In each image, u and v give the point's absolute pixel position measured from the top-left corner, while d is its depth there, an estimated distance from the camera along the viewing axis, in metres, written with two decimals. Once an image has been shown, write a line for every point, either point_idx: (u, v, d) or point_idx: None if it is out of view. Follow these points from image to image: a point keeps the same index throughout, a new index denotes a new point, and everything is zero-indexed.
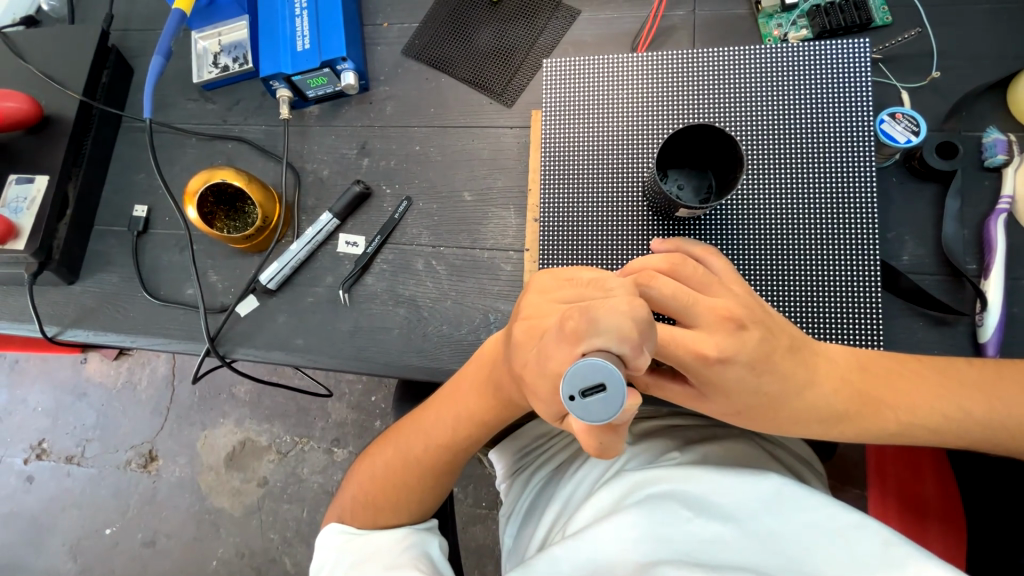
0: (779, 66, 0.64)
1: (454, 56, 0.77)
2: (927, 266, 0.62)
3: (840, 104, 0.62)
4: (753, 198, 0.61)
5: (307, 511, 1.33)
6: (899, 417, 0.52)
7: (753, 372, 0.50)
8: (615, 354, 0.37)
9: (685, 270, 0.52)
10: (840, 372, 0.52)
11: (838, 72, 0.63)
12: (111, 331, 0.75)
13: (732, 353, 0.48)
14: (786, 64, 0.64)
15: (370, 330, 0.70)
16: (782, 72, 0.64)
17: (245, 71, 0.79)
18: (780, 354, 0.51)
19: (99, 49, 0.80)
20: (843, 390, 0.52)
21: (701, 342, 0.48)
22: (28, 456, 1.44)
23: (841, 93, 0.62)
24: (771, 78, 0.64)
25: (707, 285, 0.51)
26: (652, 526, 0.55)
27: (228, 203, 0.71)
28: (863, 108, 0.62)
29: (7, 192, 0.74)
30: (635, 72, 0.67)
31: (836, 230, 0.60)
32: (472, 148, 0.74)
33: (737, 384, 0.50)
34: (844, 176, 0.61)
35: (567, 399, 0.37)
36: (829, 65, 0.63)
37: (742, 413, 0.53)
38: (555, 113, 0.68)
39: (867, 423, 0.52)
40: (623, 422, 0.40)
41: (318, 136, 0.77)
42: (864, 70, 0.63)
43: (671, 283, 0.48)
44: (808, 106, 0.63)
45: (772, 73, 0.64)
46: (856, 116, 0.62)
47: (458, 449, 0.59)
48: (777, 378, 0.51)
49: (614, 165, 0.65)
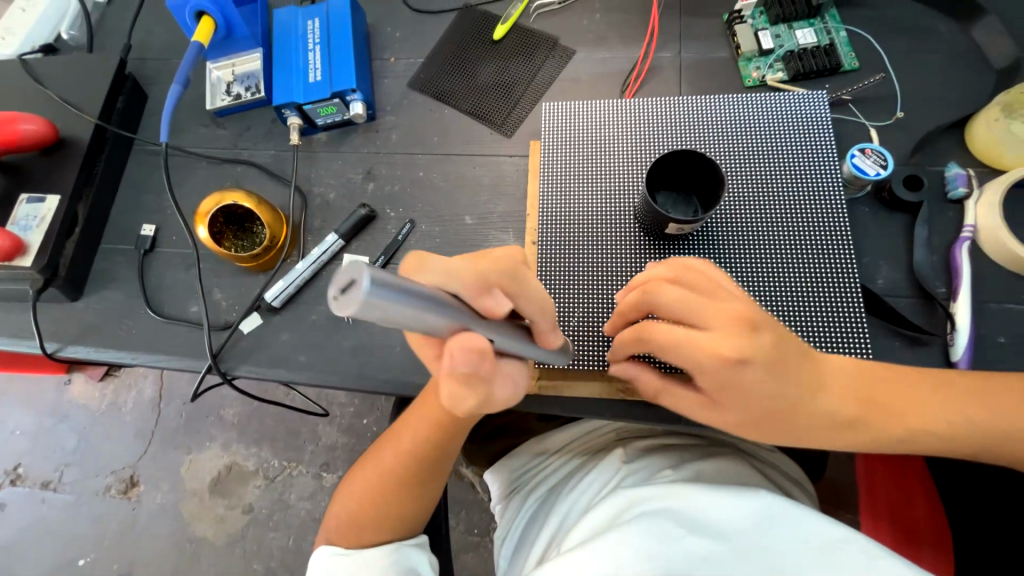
0: (751, 107, 0.70)
1: (456, 90, 0.82)
2: (902, 289, 0.65)
3: (809, 141, 0.68)
4: (737, 223, 0.65)
5: (293, 538, 1.30)
6: (906, 423, 0.53)
7: (772, 376, 0.50)
8: (449, 291, 0.36)
9: (690, 278, 0.53)
10: (846, 380, 0.53)
11: (804, 112, 0.69)
12: (111, 349, 0.76)
13: (752, 354, 0.48)
14: (757, 105, 0.70)
15: (371, 348, 0.71)
16: (754, 112, 0.70)
17: (257, 100, 0.83)
18: (795, 359, 0.51)
19: (116, 77, 0.84)
20: (850, 398, 0.53)
21: (716, 344, 0.48)
22: (3, 481, 1.40)
23: (809, 133, 0.68)
24: (745, 117, 0.70)
25: (719, 289, 0.51)
26: (648, 543, 0.55)
27: (237, 224, 0.74)
28: (829, 143, 0.68)
29: (16, 210, 0.75)
30: (623, 111, 0.73)
31: (815, 251, 0.64)
32: (473, 174, 0.78)
33: (756, 391, 0.50)
34: (819, 204, 0.65)
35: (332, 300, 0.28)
36: (795, 107, 0.70)
37: (761, 423, 0.53)
38: (550, 148, 0.73)
39: (879, 428, 0.53)
40: (474, 371, 0.38)
41: (325, 161, 0.81)
42: (825, 114, 0.69)
43: (677, 291, 0.51)
44: (780, 143, 0.68)
45: (746, 113, 0.70)
46: (823, 152, 0.67)
47: (438, 457, 0.61)
48: (794, 382, 0.51)
49: (605, 194, 0.70)
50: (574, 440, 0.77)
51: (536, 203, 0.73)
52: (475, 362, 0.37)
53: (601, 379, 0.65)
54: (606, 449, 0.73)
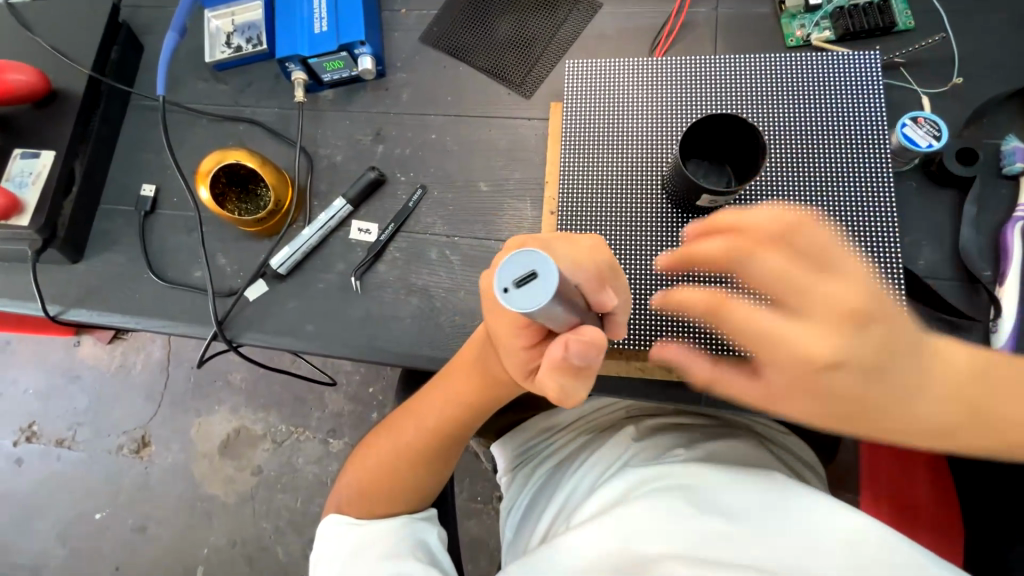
0: (797, 69, 0.64)
1: (472, 45, 0.76)
2: (943, 271, 0.62)
3: (857, 108, 0.63)
4: (773, 194, 0.61)
5: (301, 501, 1.33)
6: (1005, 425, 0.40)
7: (865, 384, 0.39)
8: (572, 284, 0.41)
9: (802, 236, 0.39)
10: (971, 375, 0.41)
11: (854, 77, 0.64)
12: (114, 313, 0.74)
13: (851, 356, 0.38)
14: (803, 67, 0.64)
15: (380, 319, 0.69)
16: (799, 75, 0.64)
17: (259, 52, 0.78)
18: (905, 361, 0.40)
19: (110, 24, 0.79)
20: (981, 408, 0.41)
21: (811, 343, 0.39)
22: (17, 439, 1.42)
23: (857, 96, 0.63)
24: (789, 80, 0.64)
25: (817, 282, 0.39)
26: (658, 522, 0.54)
27: (240, 185, 0.71)
28: (878, 112, 0.62)
29: (11, 166, 0.72)
30: (654, 72, 0.67)
31: (855, 229, 0.60)
32: (489, 138, 0.74)
33: (847, 395, 0.39)
34: (863, 176, 0.61)
35: (500, 291, 0.33)
36: (845, 70, 0.64)
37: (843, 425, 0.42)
38: (573, 111, 0.68)
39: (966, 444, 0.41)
40: (586, 363, 0.41)
41: (332, 121, 0.76)
42: (876, 77, 0.64)
43: (784, 260, 0.39)
44: (825, 107, 0.63)
45: (790, 75, 0.65)
46: (872, 118, 0.62)
47: (451, 432, 0.60)
48: (897, 394, 0.40)
49: (633, 161, 0.65)
50: (584, 417, 0.75)
51: (558, 171, 0.69)
52: (591, 354, 0.41)
53: (621, 357, 0.64)
54: (616, 427, 0.72)
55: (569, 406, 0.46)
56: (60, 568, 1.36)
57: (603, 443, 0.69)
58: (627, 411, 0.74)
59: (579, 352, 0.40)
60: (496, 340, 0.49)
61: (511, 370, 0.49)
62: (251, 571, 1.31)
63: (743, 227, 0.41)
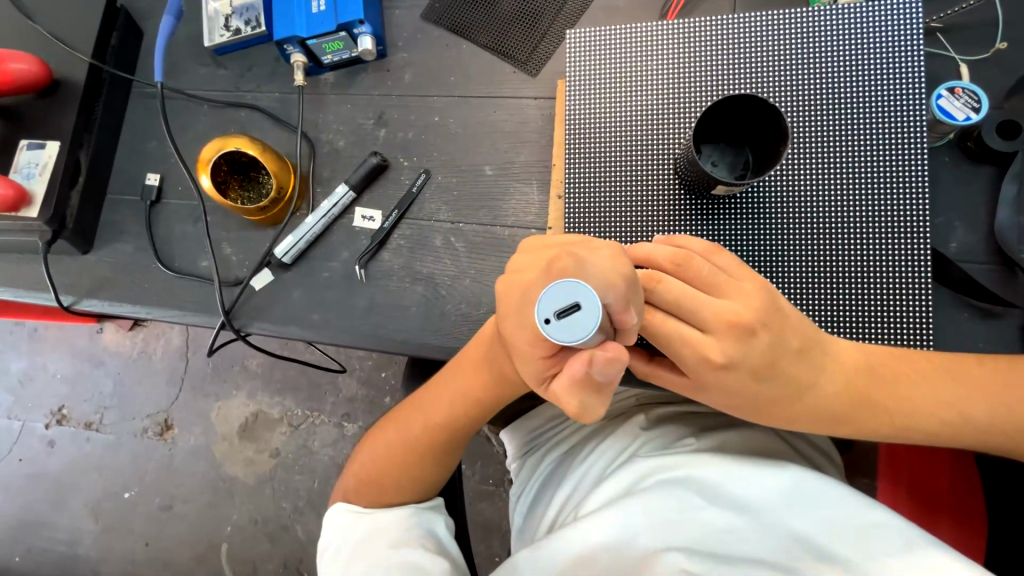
0: (823, 33, 0.59)
1: (476, 21, 0.73)
2: (978, 253, 0.59)
3: (889, 77, 0.58)
4: (793, 176, 0.58)
5: (319, 482, 1.35)
6: (894, 421, 0.50)
7: (756, 379, 0.47)
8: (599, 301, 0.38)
9: (691, 267, 0.47)
10: (850, 375, 0.50)
11: (888, 39, 0.58)
12: (126, 302, 0.74)
13: (737, 359, 0.46)
14: (831, 31, 0.59)
15: (387, 307, 0.68)
16: (827, 38, 0.59)
17: (258, 35, 0.76)
18: (789, 359, 0.47)
19: (108, 9, 0.77)
20: (846, 395, 0.50)
21: (706, 345, 0.46)
22: (49, 421, 1.47)
23: (891, 64, 0.58)
24: (814, 46, 0.59)
25: (717, 285, 0.47)
26: (664, 512, 0.55)
27: (242, 172, 0.70)
28: (914, 78, 0.57)
29: (19, 157, 0.72)
30: (666, 40, 0.63)
31: (882, 209, 0.56)
32: (493, 119, 0.71)
33: (735, 385, 0.48)
34: (893, 156, 0.57)
35: (543, 321, 0.38)
36: (878, 32, 0.58)
37: (739, 409, 0.51)
38: (579, 88, 0.64)
39: (865, 426, 0.51)
40: (607, 381, 0.39)
41: (333, 105, 0.74)
42: (913, 38, 0.58)
43: (679, 285, 0.46)
44: (853, 77, 0.58)
45: (816, 40, 0.59)
46: (906, 88, 0.57)
47: (452, 430, 0.58)
48: (779, 382, 0.48)
49: (644, 143, 0.62)
50: None
51: (564, 154, 0.66)
52: (611, 372, 0.38)
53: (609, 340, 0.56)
54: (625, 416, 0.70)
55: (587, 423, 0.42)
56: (94, 543, 1.42)
57: (613, 432, 0.68)
58: (638, 399, 0.72)
59: (601, 369, 0.37)
60: (509, 343, 0.45)
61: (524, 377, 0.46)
62: (273, 548, 1.35)
63: (653, 259, 0.48)
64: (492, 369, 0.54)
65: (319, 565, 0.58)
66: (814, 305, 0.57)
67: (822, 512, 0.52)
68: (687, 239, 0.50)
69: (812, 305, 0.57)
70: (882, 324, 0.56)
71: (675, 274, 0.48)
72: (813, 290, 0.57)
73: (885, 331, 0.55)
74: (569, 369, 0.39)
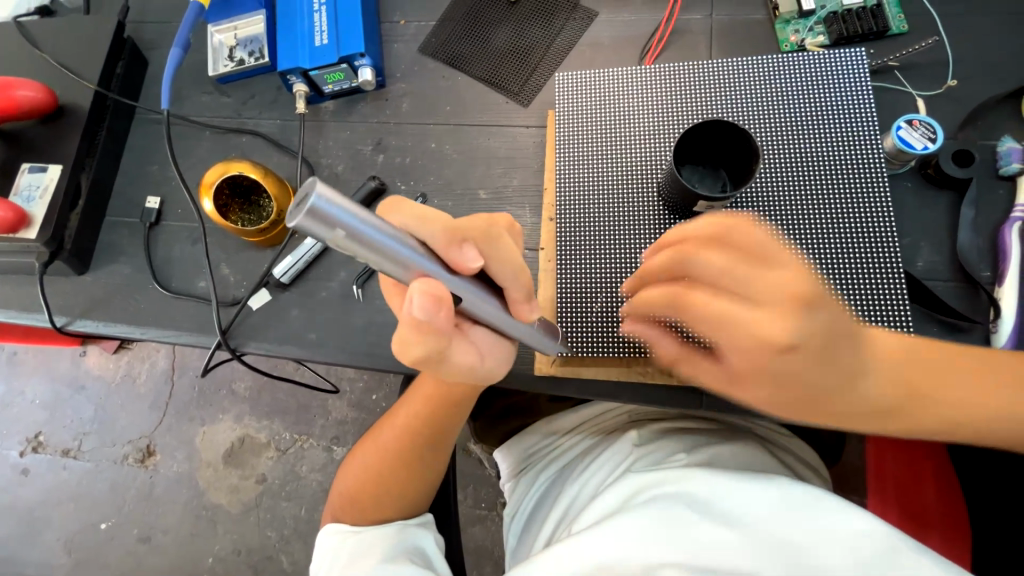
0: (784, 72, 0.65)
1: (471, 55, 0.78)
2: (942, 273, 0.62)
3: (847, 110, 0.63)
4: (769, 196, 0.61)
5: (306, 509, 1.33)
6: (941, 412, 0.49)
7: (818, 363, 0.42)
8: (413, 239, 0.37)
9: (736, 234, 0.42)
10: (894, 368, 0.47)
11: (843, 77, 0.64)
12: (120, 323, 0.75)
13: (800, 340, 0.40)
14: (792, 70, 0.65)
15: (382, 326, 0.70)
16: (788, 77, 0.65)
17: (261, 65, 0.79)
18: (842, 344, 0.42)
19: (115, 40, 0.80)
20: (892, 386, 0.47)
21: (756, 320, 0.40)
22: (24, 449, 1.43)
23: (849, 98, 0.63)
24: (776, 81, 0.65)
25: (772, 254, 0.41)
26: (655, 526, 0.55)
27: (243, 195, 0.71)
28: (868, 112, 0.63)
29: (19, 180, 0.73)
30: (643, 79, 0.68)
31: (853, 226, 0.60)
32: (487, 146, 0.74)
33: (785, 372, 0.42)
34: (860, 181, 0.61)
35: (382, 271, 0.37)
36: (834, 70, 0.64)
37: (788, 404, 0.46)
38: (566, 121, 0.69)
39: (910, 417, 0.49)
40: (427, 321, 0.38)
41: (333, 132, 0.77)
42: (865, 79, 0.64)
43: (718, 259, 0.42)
44: (819, 110, 0.63)
45: (777, 77, 0.65)
46: (864, 119, 0.62)
47: (435, 434, 0.59)
48: (837, 369, 0.44)
49: (628, 170, 0.66)
50: (588, 421, 0.75)
51: (554, 180, 0.70)
52: (431, 311, 0.37)
53: (622, 364, 0.63)
54: (618, 432, 0.71)
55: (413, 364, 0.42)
56: None
57: (606, 449, 0.69)
58: (630, 417, 0.73)
59: (420, 305, 0.37)
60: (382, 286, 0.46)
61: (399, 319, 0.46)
62: None
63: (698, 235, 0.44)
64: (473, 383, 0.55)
65: (314, 564, 0.59)
66: None
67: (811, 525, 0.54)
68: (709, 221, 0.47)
69: None
70: None
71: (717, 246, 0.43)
72: None
73: None
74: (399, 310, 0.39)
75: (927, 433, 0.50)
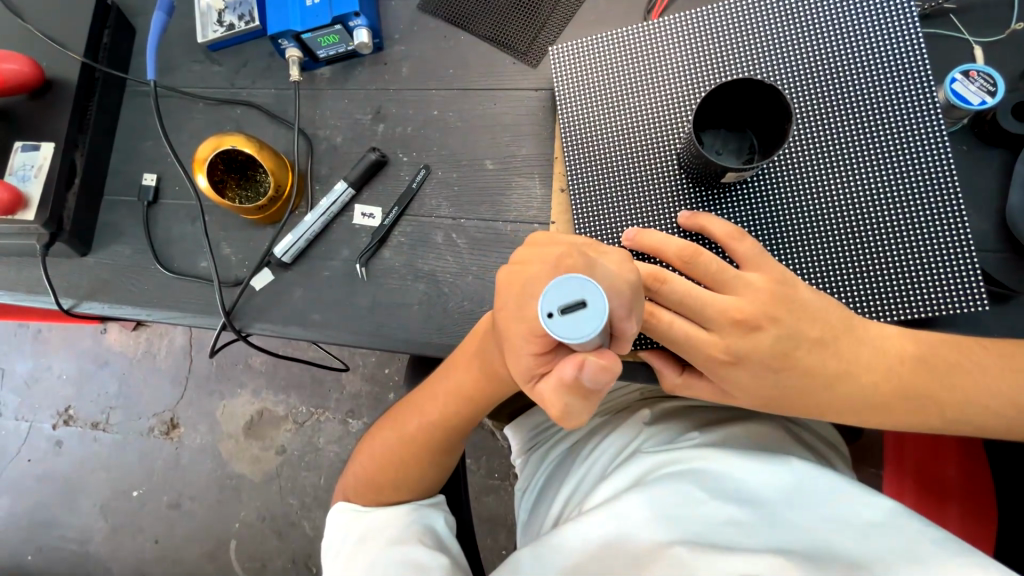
0: (813, 15, 0.58)
1: (475, 11, 0.71)
2: (990, 241, 0.57)
3: (888, 55, 0.56)
4: (803, 157, 0.56)
5: (325, 478, 1.36)
6: (943, 413, 0.52)
7: (771, 369, 0.52)
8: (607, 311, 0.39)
9: (698, 263, 0.53)
10: (888, 364, 0.52)
11: (880, 17, 0.56)
12: (126, 304, 0.74)
13: (744, 354, 0.52)
14: (822, 12, 0.57)
15: (388, 305, 0.67)
16: (819, 20, 0.57)
17: (252, 30, 0.74)
18: (805, 349, 0.51)
19: (98, 7, 0.76)
20: (881, 381, 0.52)
21: (712, 342, 0.52)
22: (56, 422, 1.48)
23: (889, 41, 0.56)
24: (807, 25, 0.58)
25: (727, 280, 0.52)
26: (663, 506, 0.53)
27: (239, 171, 0.68)
28: (913, 53, 0.55)
29: (14, 160, 0.71)
30: (654, 38, 0.61)
31: (901, 184, 0.54)
32: (493, 112, 0.69)
33: (753, 380, 0.53)
34: (909, 129, 0.54)
35: (546, 314, 0.37)
36: (870, 10, 0.57)
37: (771, 404, 0.54)
38: (571, 95, 0.63)
39: (907, 415, 0.53)
40: (597, 390, 0.40)
41: (330, 101, 0.73)
42: (906, 14, 0.56)
43: (684, 284, 0.52)
44: (853, 51, 0.56)
45: (807, 21, 0.58)
46: (908, 62, 0.55)
47: (462, 427, 0.58)
48: (803, 372, 0.52)
49: (645, 139, 0.60)
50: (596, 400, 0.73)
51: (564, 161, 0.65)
52: (603, 379, 0.39)
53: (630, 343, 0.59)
54: (630, 411, 0.69)
55: (568, 427, 0.43)
56: (104, 541, 1.43)
57: (614, 428, 0.67)
58: (642, 395, 0.71)
59: (591, 375, 0.38)
60: (503, 337, 0.44)
61: (512, 376, 0.45)
62: (281, 544, 1.36)
63: (660, 250, 0.53)
64: (485, 366, 0.53)
65: (324, 563, 0.57)
66: (837, 290, 0.55)
67: (825, 510, 0.52)
68: (712, 222, 0.54)
69: (836, 293, 0.55)
70: (914, 303, 0.53)
71: (683, 268, 0.53)
72: (834, 276, 0.55)
73: (918, 307, 0.53)
74: (559, 371, 0.39)
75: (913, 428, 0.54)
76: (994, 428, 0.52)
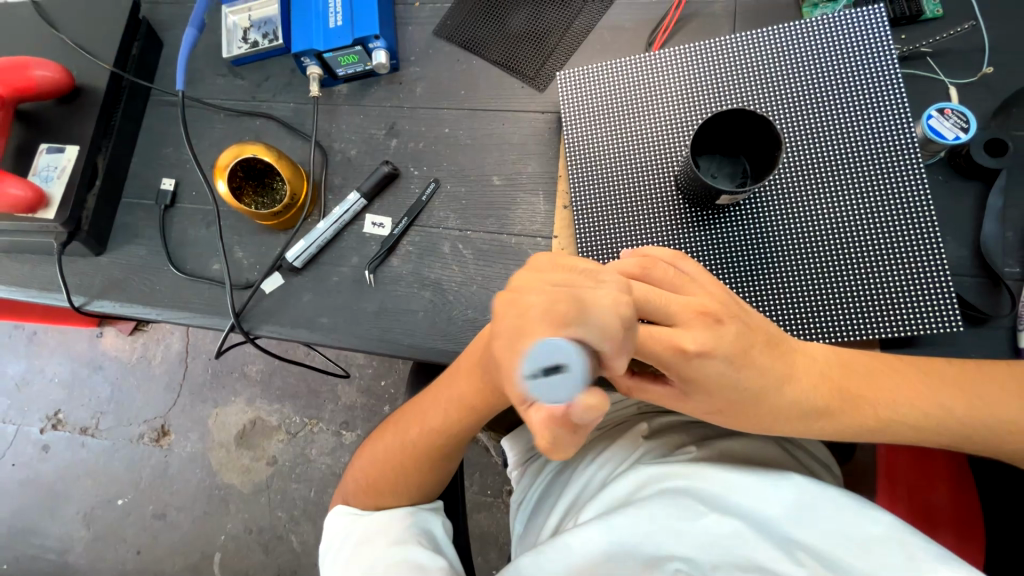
0: (802, 54, 0.62)
1: (487, 38, 0.76)
2: (966, 268, 0.60)
3: (870, 92, 0.60)
4: (790, 182, 0.60)
5: (315, 490, 1.35)
6: (877, 412, 0.52)
7: (733, 368, 0.49)
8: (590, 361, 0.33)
9: (655, 272, 0.51)
10: (824, 369, 0.52)
11: (864, 58, 0.61)
12: (137, 304, 0.75)
13: (711, 347, 0.47)
14: (810, 51, 0.62)
15: (394, 312, 0.70)
16: (807, 59, 0.62)
17: (275, 47, 0.78)
18: (759, 349, 0.50)
19: (131, 21, 0.80)
20: (823, 385, 0.52)
21: (680, 335, 0.47)
22: (44, 426, 1.47)
23: (872, 79, 0.60)
24: (797, 63, 0.62)
25: (680, 285, 0.50)
26: (665, 522, 0.54)
27: (257, 178, 0.72)
28: (894, 91, 0.60)
29: (38, 161, 0.74)
30: (655, 68, 0.66)
31: (881, 210, 0.58)
32: (502, 132, 0.73)
33: (716, 378, 0.49)
34: (891, 159, 0.58)
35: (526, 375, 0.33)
36: (855, 52, 0.61)
37: (725, 412, 0.53)
38: (577, 119, 0.67)
39: (845, 417, 0.52)
40: (582, 425, 0.35)
41: (346, 116, 0.77)
42: (888, 55, 0.61)
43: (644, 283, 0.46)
44: (841, 86, 0.61)
45: (797, 59, 0.62)
46: (889, 99, 0.59)
47: (463, 434, 0.58)
48: (757, 372, 0.50)
49: (644, 160, 0.64)
50: None
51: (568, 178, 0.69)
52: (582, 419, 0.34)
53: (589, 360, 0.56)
54: (626, 425, 0.70)
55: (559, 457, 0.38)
56: (85, 551, 1.40)
57: (613, 443, 0.68)
58: (638, 408, 0.72)
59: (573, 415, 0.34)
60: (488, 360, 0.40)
61: None
62: (266, 558, 1.34)
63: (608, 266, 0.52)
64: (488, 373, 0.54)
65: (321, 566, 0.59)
66: (822, 307, 0.58)
67: (826, 524, 0.53)
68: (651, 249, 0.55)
69: (823, 312, 0.58)
70: (894, 322, 0.56)
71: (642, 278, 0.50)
72: (820, 294, 0.58)
73: (897, 327, 0.56)
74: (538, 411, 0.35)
75: (858, 437, 0.53)
76: (946, 436, 0.52)
